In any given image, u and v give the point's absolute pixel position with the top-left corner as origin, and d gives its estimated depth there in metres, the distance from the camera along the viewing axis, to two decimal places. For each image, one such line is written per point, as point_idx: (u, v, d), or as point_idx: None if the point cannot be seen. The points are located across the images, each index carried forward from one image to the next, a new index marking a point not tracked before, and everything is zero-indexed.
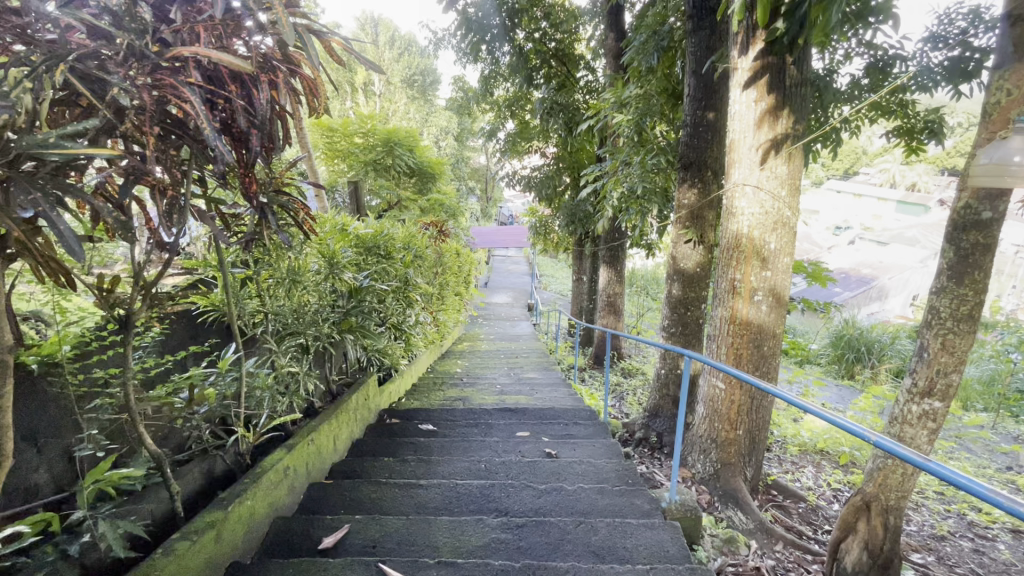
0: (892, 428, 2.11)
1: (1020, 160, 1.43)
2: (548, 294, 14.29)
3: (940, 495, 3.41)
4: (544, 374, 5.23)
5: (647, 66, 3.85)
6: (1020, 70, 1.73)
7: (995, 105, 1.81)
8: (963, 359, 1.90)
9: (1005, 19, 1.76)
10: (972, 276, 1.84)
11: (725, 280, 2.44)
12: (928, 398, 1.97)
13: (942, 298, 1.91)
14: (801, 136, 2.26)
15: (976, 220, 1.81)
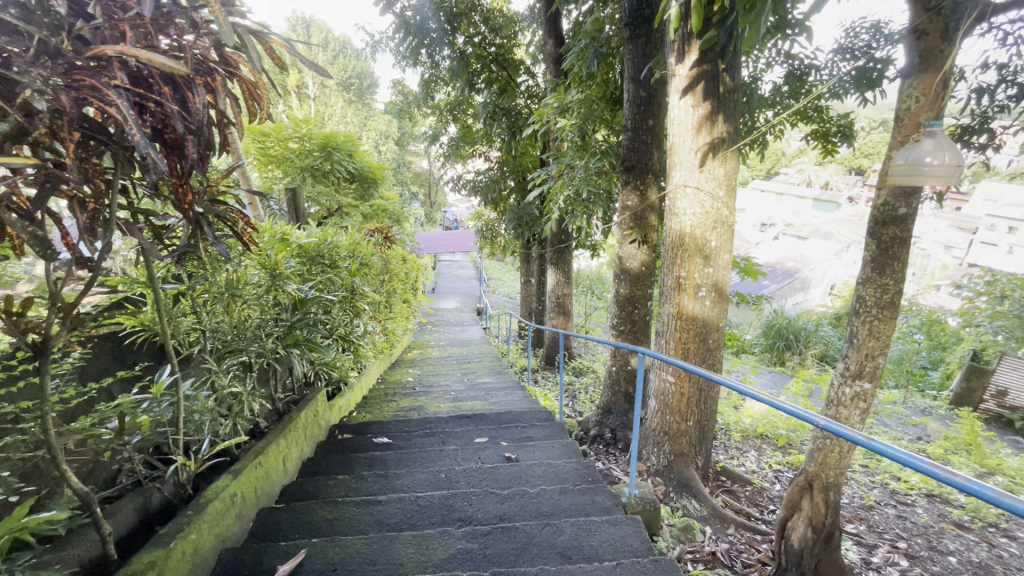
0: (828, 410, 2.26)
1: (931, 161, 1.59)
2: (497, 298, 14.34)
3: (866, 468, 3.71)
4: (497, 378, 5.21)
5: (587, 72, 3.94)
6: (926, 79, 1.92)
7: (906, 111, 1.98)
8: (887, 343, 2.07)
9: (912, 32, 1.94)
10: (892, 267, 2.01)
11: (671, 277, 2.54)
12: (859, 380, 2.13)
13: (867, 287, 2.08)
14: (735, 138, 2.38)
15: (894, 215, 1.98)
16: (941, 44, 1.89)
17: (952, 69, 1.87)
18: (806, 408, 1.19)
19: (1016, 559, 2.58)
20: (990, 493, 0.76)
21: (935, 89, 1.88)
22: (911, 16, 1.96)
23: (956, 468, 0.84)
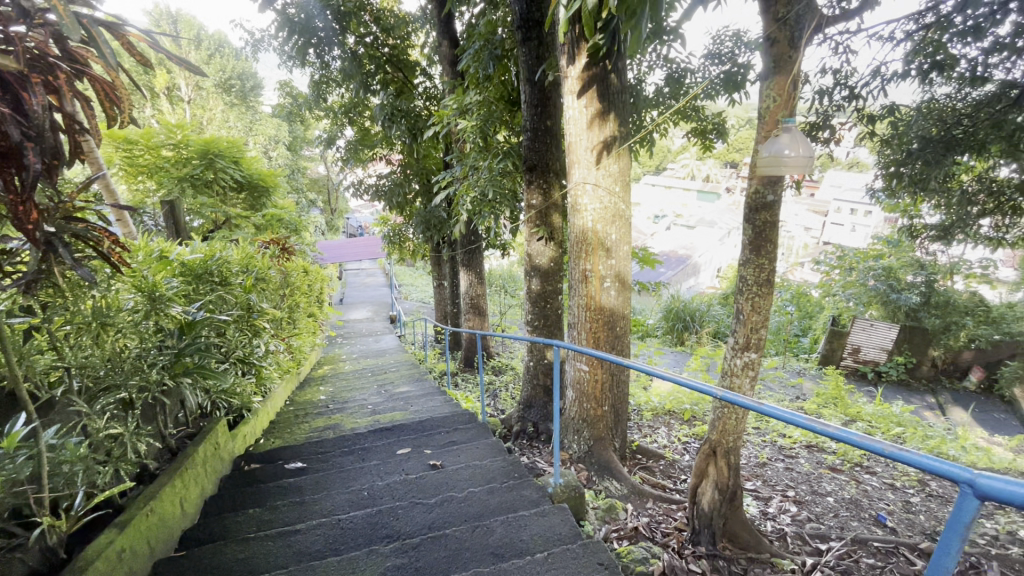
0: (724, 383, 2.49)
1: (789, 153, 1.81)
2: (410, 304, 14.03)
3: (757, 429, 4.14)
4: (416, 386, 5.10)
5: (484, 74, 3.97)
6: (780, 81, 2.17)
7: (767, 109, 2.22)
8: (767, 316, 2.32)
9: (767, 40, 2.17)
10: (766, 248, 2.25)
11: (578, 270, 2.64)
12: (747, 351, 2.36)
13: (747, 268, 2.32)
14: (626, 136, 2.53)
15: (764, 202, 2.21)
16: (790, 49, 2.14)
17: (799, 73, 2.12)
18: (704, 383, 1.29)
19: (877, 490, 3.03)
20: (856, 438, 0.88)
21: (787, 90, 2.14)
22: (764, 26, 2.20)
23: (830, 421, 0.96)
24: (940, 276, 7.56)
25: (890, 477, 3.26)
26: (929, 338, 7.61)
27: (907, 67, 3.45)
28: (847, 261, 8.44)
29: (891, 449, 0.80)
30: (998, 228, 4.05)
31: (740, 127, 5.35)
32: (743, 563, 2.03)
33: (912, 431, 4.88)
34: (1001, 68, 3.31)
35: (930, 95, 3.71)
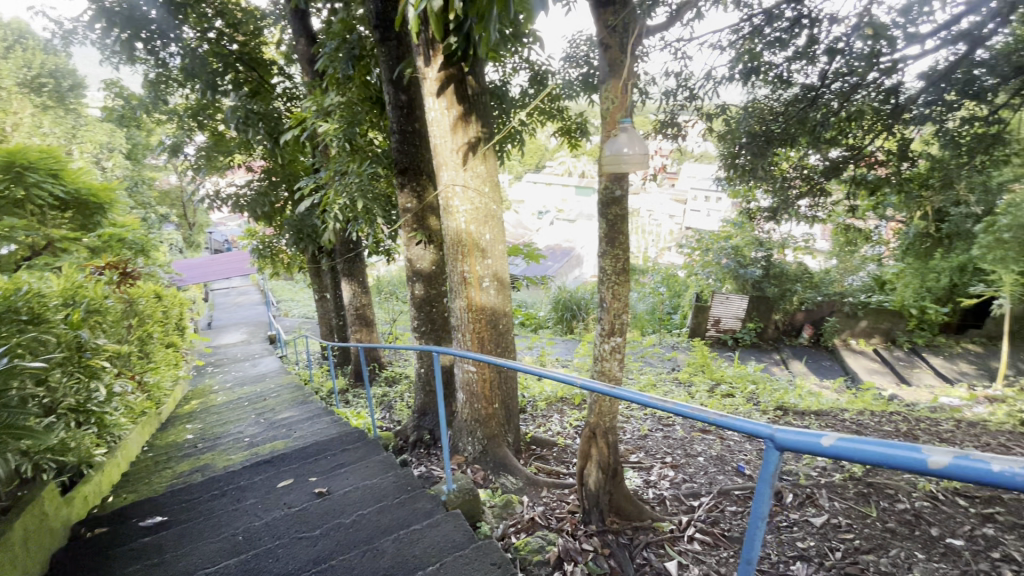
0: (596, 374, 2.58)
1: (627, 151, 1.97)
2: (293, 320, 13.04)
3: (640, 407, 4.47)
4: (301, 409, 4.73)
5: (343, 74, 3.78)
6: (615, 84, 2.26)
7: (607, 109, 2.29)
8: (626, 303, 2.45)
9: (601, 46, 2.30)
10: (620, 239, 2.38)
11: (456, 273, 2.62)
12: (612, 337, 2.48)
13: (605, 259, 2.42)
14: (490, 138, 2.57)
15: (613, 197, 2.35)
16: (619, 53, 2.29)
17: (631, 76, 2.25)
18: (571, 374, 1.36)
19: (738, 444, 3.44)
20: (687, 410, 0.97)
21: (622, 91, 2.24)
22: (597, 32, 2.32)
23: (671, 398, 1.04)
24: (774, 251, 8.91)
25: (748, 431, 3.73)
26: (771, 305, 8.86)
27: (732, 71, 4.00)
28: (703, 243, 9.48)
29: (715, 416, 0.87)
30: (813, 207, 4.73)
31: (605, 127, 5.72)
32: (628, 534, 2.15)
33: (763, 386, 5.62)
34: (801, 72, 3.94)
35: (754, 95, 4.25)
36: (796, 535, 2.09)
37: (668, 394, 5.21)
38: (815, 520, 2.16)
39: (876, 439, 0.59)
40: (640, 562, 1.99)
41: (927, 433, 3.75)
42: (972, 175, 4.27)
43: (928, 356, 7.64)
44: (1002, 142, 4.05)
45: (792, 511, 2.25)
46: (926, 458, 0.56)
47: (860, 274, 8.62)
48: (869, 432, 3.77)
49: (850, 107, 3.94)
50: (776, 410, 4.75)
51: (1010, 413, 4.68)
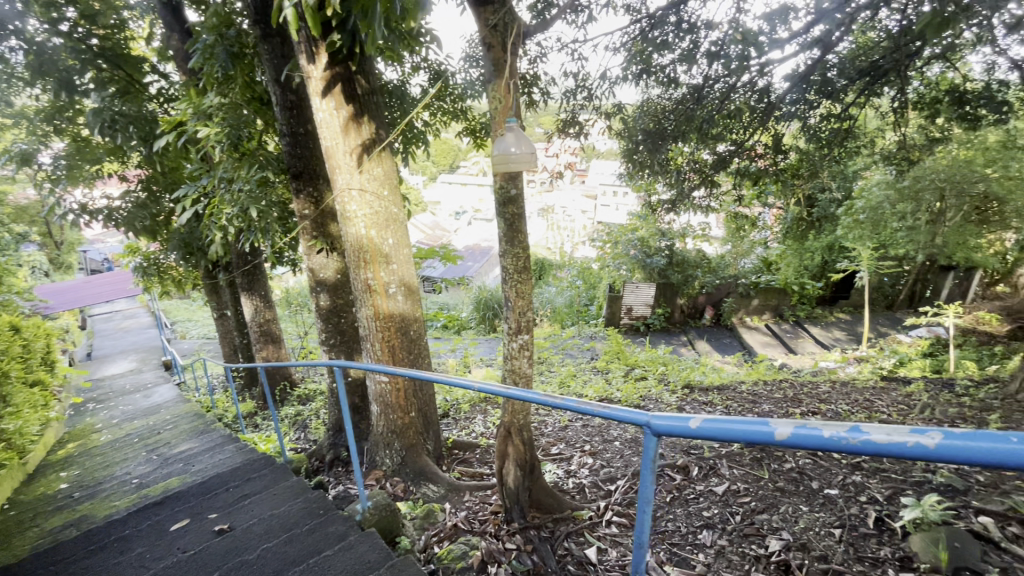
0: (507, 374, 2.57)
1: (515, 151, 1.99)
2: (191, 342, 11.89)
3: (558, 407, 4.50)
4: (202, 440, 4.31)
5: (223, 74, 3.47)
6: (501, 84, 2.18)
7: (495, 109, 2.21)
8: (531, 300, 2.47)
9: (484, 46, 2.19)
10: (519, 237, 2.38)
11: (360, 281, 2.51)
12: (519, 334, 2.47)
13: (506, 258, 2.42)
14: (386, 139, 2.48)
15: (508, 196, 2.33)
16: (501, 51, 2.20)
17: (516, 75, 2.17)
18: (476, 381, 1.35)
19: None
20: (574, 405, 0.99)
21: (507, 91, 2.16)
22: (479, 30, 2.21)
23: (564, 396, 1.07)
24: (676, 241, 9.54)
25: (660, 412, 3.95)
26: (676, 290, 9.49)
27: (625, 70, 4.21)
28: (613, 235, 9.90)
29: (601, 408, 0.91)
30: (707, 199, 5.08)
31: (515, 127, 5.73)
32: (549, 527, 2.18)
33: (673, 367, 6.00)
34: (685, 73, 4.23)
35: (647, 95, 4.55)
36: (702, 505, 2.23)
37: (587, 383, 5.39)
38: (717, 488, 2.33)
39: (732, 417, 0.63)
40: (562, 553, 2.03)
41: (810, 396, 4.20)
42: (832, 164, 4.82)
43: (809, 327, 8.58)
44: (853, 135, 4.64)
45: (698, 483, 2.41)
46: (774, 430, 0.61)
47: (750, 257, 9.50)
48: (762, 400, 4.15)
49: (730, 105, 4.29)
50: (684, 388, 5.08)
51: (874, 370, 5.39)
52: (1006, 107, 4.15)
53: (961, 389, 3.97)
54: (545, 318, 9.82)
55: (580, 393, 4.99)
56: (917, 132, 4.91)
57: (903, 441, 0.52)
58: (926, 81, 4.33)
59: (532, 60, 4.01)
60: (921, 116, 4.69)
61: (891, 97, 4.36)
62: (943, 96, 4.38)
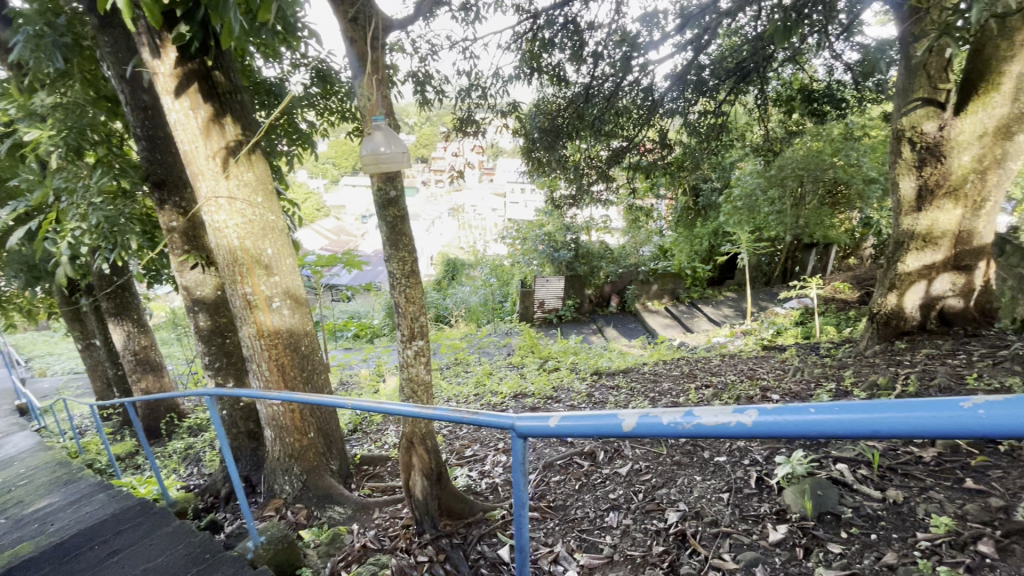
0: (404, 384, 2.49)
1: (384, 150, 1.91)
2: (56, 379, 10.29)
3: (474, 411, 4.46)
4: (66, 492, 3.73)
5: (56, 69, 2.99)
6: (367, 81, 2.08)
7: (363, 107, 2.10)
8: (422, 304, 2.42)
9: (347, 42, 2.09)
10: (404, 241, 2.31)
11: (238, 297, 2.31)
12: (414, 340, 2.41)
13: (392, 263, 2.34)
14: (255, 141, 2.28)
15: (388, 199, 2.24)
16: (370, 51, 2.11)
17: (383, 73, 2.09)
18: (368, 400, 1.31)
19: None
20: (438, 414, 1.05)
21: (373, 89, 2.06)
22: (340, 25, 2.10)
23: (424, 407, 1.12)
24: (581, 234, 9.90)
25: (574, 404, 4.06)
26: (585, 281, 9.87)
27: (519, 70, 4.25)
28: (522, 232, 10.11)
29: (465, 414, 0.96)
30: (605, 192, 5.28)
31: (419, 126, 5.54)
32: (462, 532, 2.15)
33: (584, 356, 6.20)
34: (573, 71, 4.36)
35: (543, 94, 4.63)
36: (608, 487, 2.33)
37: (503, 380, 5.39)
38: (622, 469, 2.44)
39: (584, 416, 0.72)
40: (475, 557, 2.00)
41: (704, 370, 4.55)
42: (711, 156, 5.23)
43: (702, 306, 9.33)
44: (726, 130, 5.08)
45: (604, 467, 2.50)
46: (623, 422, 0.69)
47: (648, 246, 10.12)
48: (663, 379, 4.42)
49: (618, 102, 4.48)
50: (594, 374, 5.29)
51: (757, 341, 5.97)
52: (845, 104, 4.77)
53: (825, 351, 4.51)
54: (461, 318, 9.74)
55: (495, 391, 4.99)
56: (778, 126, 5.50)
57: (725, 422, 0.60)
58: (782, 81, 4.85)
59: (422, 58, 3.88)
60: (780, 112, 5.25)
61: (756, 96, 4.83)
62: (795, 95, 4.94)
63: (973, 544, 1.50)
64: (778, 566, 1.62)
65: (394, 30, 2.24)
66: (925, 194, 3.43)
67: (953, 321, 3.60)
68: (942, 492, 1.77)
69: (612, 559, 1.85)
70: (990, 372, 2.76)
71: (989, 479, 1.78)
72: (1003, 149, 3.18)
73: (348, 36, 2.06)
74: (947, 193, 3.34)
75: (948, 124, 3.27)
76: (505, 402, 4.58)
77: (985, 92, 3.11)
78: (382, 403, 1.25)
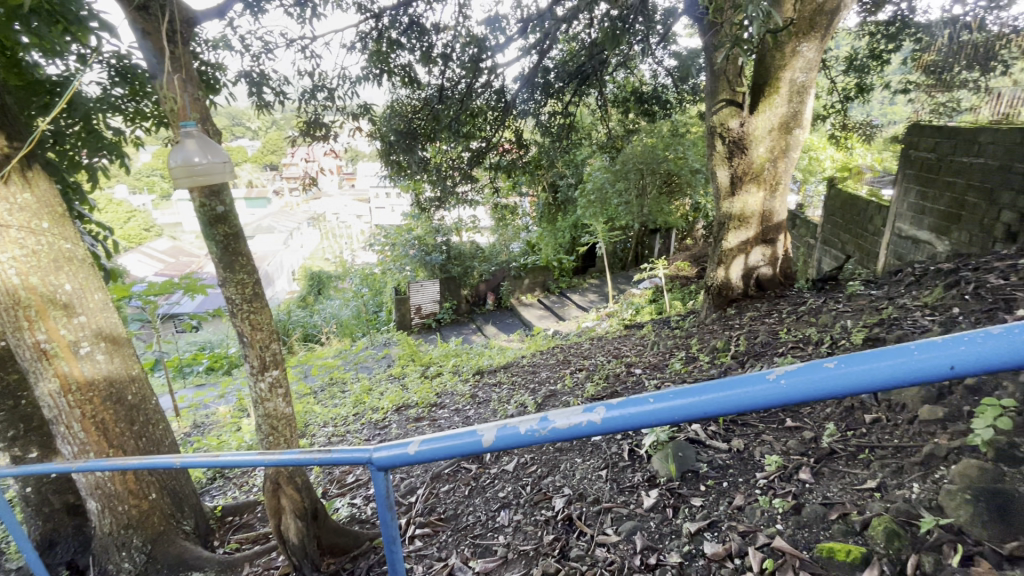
0: (261, 421, 2.26)
1: (200, 160, 1.68)
2: None
3: (353, 432, 4.17)
4: None
5: None
6: (171, 81, 1.82)
7: (170, 111, 1.83)
8: (272, 330, 2.20)
9: (140, 35, 1.82)
10: (240, 262, 2.06)
11: (26, 347, 1.86)
12: (267, 371, 2.20)
13: (229, 288, 2.08)
14: (28, 155, 1.87)
15: (215, 215, 1.98)
16: (171, 45, 1.86)
17: (190, 72, 1.85)
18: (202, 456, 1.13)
19: (449, 423, 3.73)
20: (291, 458, 0.92)
21: (178, 91, 1.80)
22: (128, 17, 1.82)
23: (270, 452, 0.98)
24: (450, 236, 9.88)
25: (461, 409, 4.04)
26: (459, 282, 9.87)
27: (368, 71, 4.05)
28: (390, 237, 9.80)
29: (322, 455, 0.86)
30: (470, 193, 5.31)
31: (259, 130, 5.00)
32: (348, 567, 2.03)
33: (465, 358, 6.18)
34: (425, 73, 4.29)
35: (395, 96, 4.47)
36: (497, 487, 2.34)
37: (384, 394, 5.13)
38: (508, 466, 2.48)
39: (444, 437, 0.71)
40: None
41: (577, 355, 4.80)
42: (563, 155, 5.55)
43: (571, 294, 9.90)
44: (575, 130, 5.43)
45: (491, 467, 2.51)
46: (482, 437, 0.70)
47: (516, 242, 10.47)
48: (541, 369, 4.59)
49: (473, 104, 4.54)
50: (476, 375, 5.30)
51: (620, 322, 6.51)
52: (669, 105, 5.40)
53: (675, 324, 5.06)
54: (332, 334, 9.10)
55: (376, 407, 4.74)
56: (617, 125, 6.03)
57: (577, 422, 0.64)
58: (617, 84, 5.30)
59: (255, 57, 3.50)
60: (618, 112, 5.74)
61: (597, 98, 5.23)
62: (629, 96, 5.44)
63: (796, 474, 1.79)
64: (653, 529, 1.76)
65: (198, 24, 1.99)
66: (736, 181, 4.01)
67: (766, 286, 4.27)
68: (770, 434, 2.08)
69: (506, 559, 1.85)
70: (795, 326, 3.33)
71: (800, 417, 2.14)
72: (786, 141, 3.84)
73: (142, 30, 1.80)
74: (751, 179, 3.95)
75: (747, 121, 3.84)
76: (386, 418, 4.36)
77: (769, 95, 3.71)
78: (219, 455, 1.09)
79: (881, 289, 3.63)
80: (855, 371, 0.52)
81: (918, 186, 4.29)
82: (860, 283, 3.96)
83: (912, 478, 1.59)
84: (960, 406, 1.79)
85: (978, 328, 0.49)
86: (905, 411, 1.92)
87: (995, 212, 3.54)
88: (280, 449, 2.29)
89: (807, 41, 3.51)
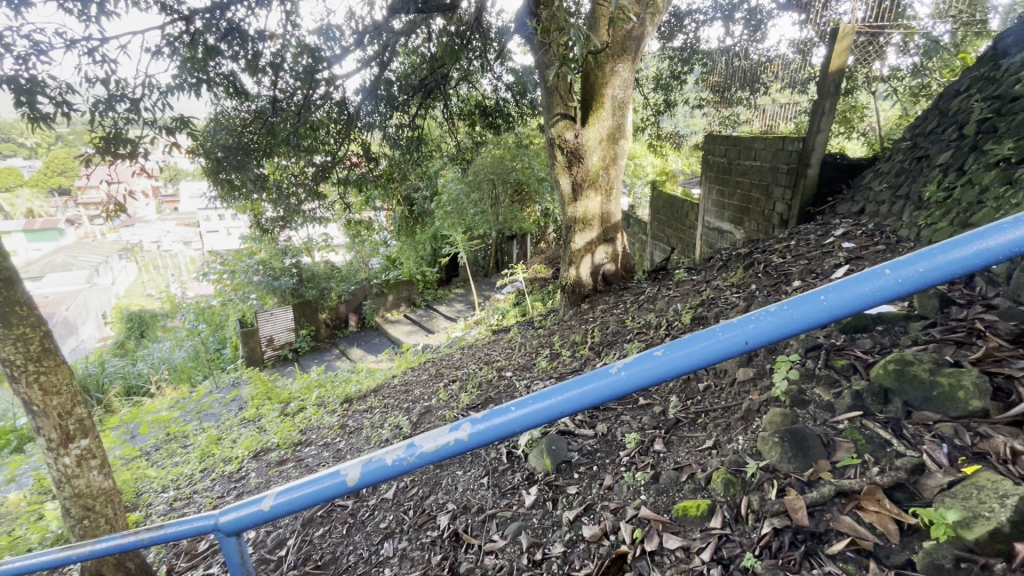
0: (70, 503, 1.91)
1: None
2: None
3: (201, 493, 3.62)
4: None
5: None
6: None
7: None
8: (74, 392, 1.85)
9: None
10: (17, 313, 1.68)
11: None
12: (72, 443, 1.85)
13: (4, 347, 1.68)
14: None
15: None
16: None
17: None
18: None
19: (318, 460, 3.47)
20: (116, 541, 0.78)
21: None
22: None
23: (87, 539, 0.83)
24: (300, 258, 9.16)
25: (329, 443, 3.76)
26: (315, 307, 9.16)
27: (180, 79, 3.46)
28: (228, 264, 8.75)
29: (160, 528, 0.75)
30: (319, 210, 5.08)
31: (38, 148, 4.12)
32: None
33: (330, 387, 5.75)
34: (251, 82, 3.90)
35: (218, 107, 3.99)
36: (378, 518, 2.22)
37: (236, 442, 4.54)
38: (387, 494, 2.36)
39: (303, 483, 0.67)
40: None
41: (450, 367, 4.78)
42: (414, 167, 5.57)
43: (438, 306, 9.84)
44: (424, 143, 5.43)
45: (368, 498, 2.38)
46: (347, 476, 0.67)
47: (374, 259, 10.08)
48: (414, 386, 4.48)
49: (313, 117, 4.31)
50: (344, 403, 4.97)
51: (487, 329, 6.65)
52: (511, 117, 5.70)
53: (539, 324, 5.34)
54: (165, 382, 7.79)
55: (228, 457, 4.18)
56: (465, 137, 6.18)
57: (444, 442, 0.65)
58: (461, 98, 5.41)
59: (21, 58, 2.86)
60: (465, 125, 5.89)
61: (442, 110, 5.31)
62: (474, 109, 5.60)
63: (652, 446, 2.01)
64: (536, 525, 1.83)
65: None
66: (577, 188, 4.37)
67: (612, 281, 4.73)
68: (627, 413, 2.31)
69: None
70: (638, 314, 3.74)
71: (650, 394, 2.41)
72: (614, 151, 4.31)
73: None
74: (589, 186, 4.35)
75: (580, 133, 4.19)
76: (243, 468, 3.87)
77: (596, 109, 4.12)
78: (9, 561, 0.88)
79: (700, 274, 4.25)
80: (679, 355, 0.61)
81: (717, 186, 5.15)
82: (684, 270, 4.60)
83: (737, 431, 1.88)
84: (763, 364, 2.18)
85: (762, 307, 0.60)
86: (727, 374, 2.28)
87: (772, 205, 4.38)
88: (100, 531, 1.96)
89: (622, 62, 4.00)
